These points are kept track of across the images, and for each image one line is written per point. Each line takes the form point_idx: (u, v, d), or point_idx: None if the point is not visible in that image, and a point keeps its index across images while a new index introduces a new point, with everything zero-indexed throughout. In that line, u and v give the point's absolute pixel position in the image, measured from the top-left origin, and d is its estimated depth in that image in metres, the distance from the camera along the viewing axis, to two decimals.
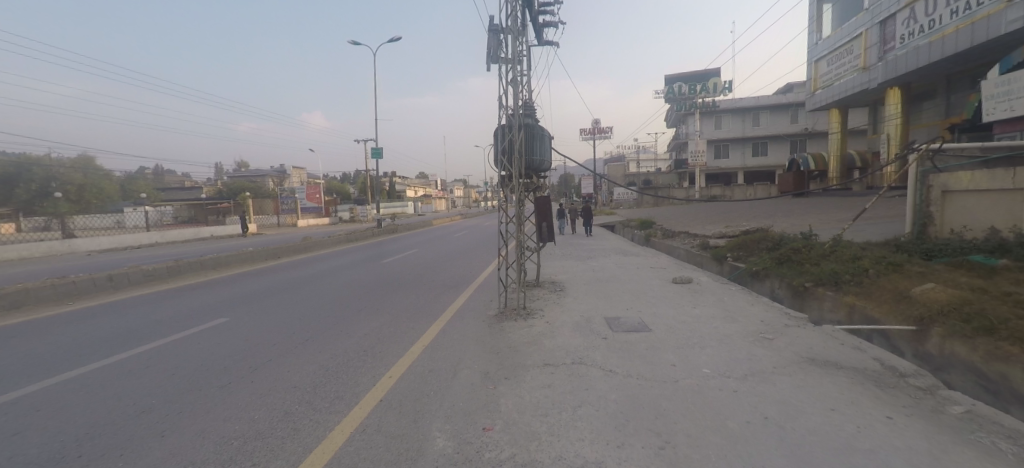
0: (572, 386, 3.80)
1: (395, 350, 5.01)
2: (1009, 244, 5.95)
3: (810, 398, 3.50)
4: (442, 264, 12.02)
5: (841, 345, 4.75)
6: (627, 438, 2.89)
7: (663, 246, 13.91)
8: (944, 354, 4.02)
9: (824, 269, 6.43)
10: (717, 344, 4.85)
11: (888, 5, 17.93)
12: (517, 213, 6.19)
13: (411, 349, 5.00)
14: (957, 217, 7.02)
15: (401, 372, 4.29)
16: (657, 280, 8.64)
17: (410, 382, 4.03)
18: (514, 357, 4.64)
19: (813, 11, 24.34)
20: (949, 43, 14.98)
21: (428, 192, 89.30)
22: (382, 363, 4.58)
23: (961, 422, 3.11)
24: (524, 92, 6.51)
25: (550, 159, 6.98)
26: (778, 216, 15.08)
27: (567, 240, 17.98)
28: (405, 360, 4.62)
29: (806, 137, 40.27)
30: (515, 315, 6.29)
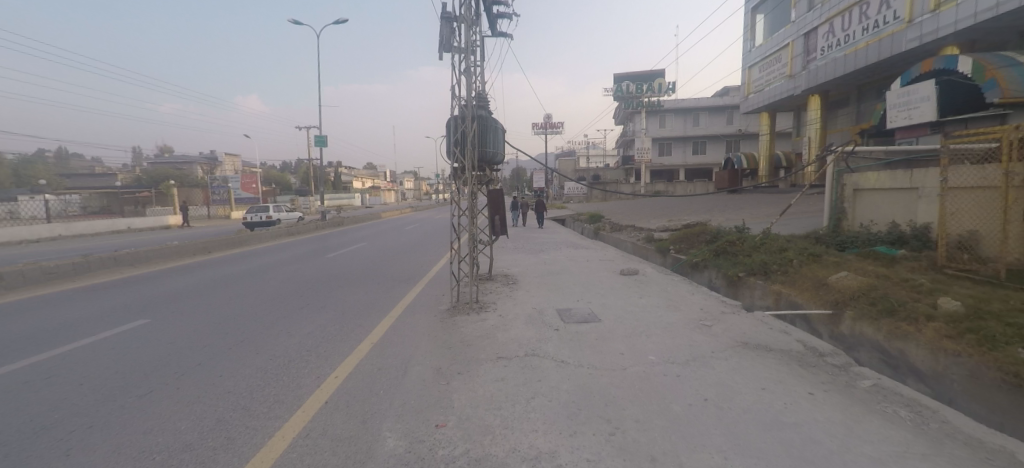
0: (524, 378, 3.85)
1: (341, 348, 4.82)
2: (905, 236, 6.78)
3: (744, 379, 3.78)
4: (390, 258, 11.68)
5: (768, 329, 5.18)
6: (579, 426, 2.97)
7: (611, 239, 14.41)
8: (854, 334, 4.49)
9: (755, 260, 6.99)
10: (662, 332, 5.11)
11: (810, 19, 19.59)
12: (470, 206, 6.14)
13: (360, 347, 4.82)
14: (867, 213, 7.88)
15: (348, 370, 4.14)
16: (607, 272, 8.93)
17: (360, 380, 3.90)
18: (467, 351, 4.62)
19: (747, 20, 26.08)
20: (860, 57, 16.64)
21: (374, 183, 86.28)
22: (327, 363, 4.38)
23: (868, 394, 3.50)
24: (478, 84, 6.45)
25: (502, 152, 6.98)
26: (715, 211, 16.12)
27: (520, 233, 18.12)
28: (353, 359, 4.46)
29: (739, 138, 43.17)
30: (468, 308, 6.28)
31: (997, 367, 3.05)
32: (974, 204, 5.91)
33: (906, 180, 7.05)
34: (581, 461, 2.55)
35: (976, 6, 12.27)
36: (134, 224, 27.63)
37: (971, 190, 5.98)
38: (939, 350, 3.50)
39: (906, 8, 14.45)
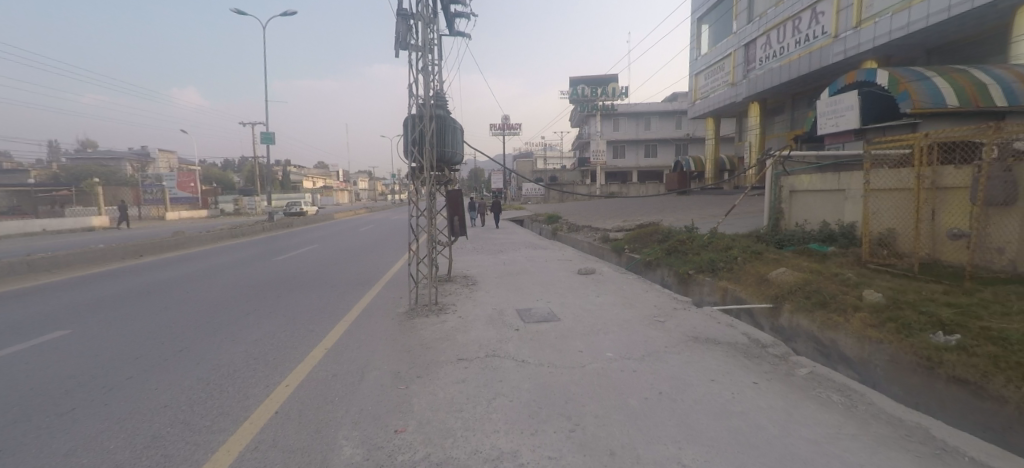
0: (485, 379, 3.84)
1: (293, 355, 4.60)
2: (833, 234, 7.37)
3: (696, 372, 3.97)
4: (343, 261, 11.29)
5: (716, 323, 5.47)
6: (541, 424, 3.01)
7: (568, 239, 14.67)
8: (791, 326, 4.83)
9: (704, 257, 7.36)
10: (618, 329, 5.27)
11: (749, 30, 20.87)
12: (429, 206, 6.05)
13: (313, 353, 4.63)
14: (801, 213, 8.50)
15: (300, 378, 3.97)
16: (565, 272, 9.07)
17: (313, 388, 3.75)
18: (426, 354, 4.55)
19: (693, 30, 27.37)
20: (794, 68, 17.90)
21: (326, 183, 83.10)
22: (277, 371, 4.18)
23: (804, 381, 3.78)
24: (436, 83, 6.37)
25: (460, 152, 6.93)
26: (666, 211, 16.80)
27: (479, 234, 18.07)
28: (305, 366, 4.28)
29: (687, 142, 45.19)
30: (427, 311, 6.18)
31: (912, 351, 3.40)
32: (892, 204, 6.53)
33: (834, 182, 7.67)
34: (543, 458, 2.58)
35: (891, 25, 13.54)
36: (50, 226, 25.06)
37: (888, 191, 6.60)
38: (864, 339, 3.84)
39: (833, 24, 15.70)
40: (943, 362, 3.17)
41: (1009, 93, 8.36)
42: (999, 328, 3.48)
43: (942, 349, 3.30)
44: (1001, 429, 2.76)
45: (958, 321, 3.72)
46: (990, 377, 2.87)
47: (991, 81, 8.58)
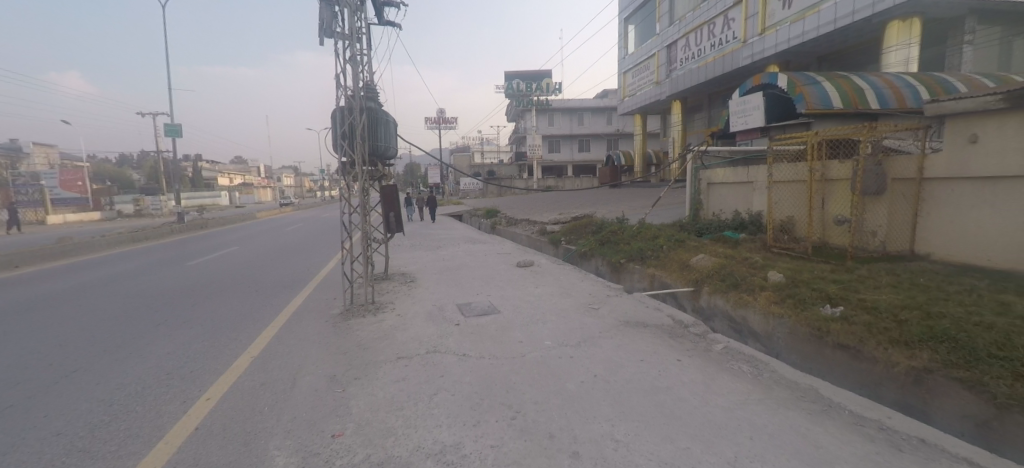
0: (426, 375, 3.84)
1: (214, 367, 4.29)
2: (744, 222, 8.14)
3: (627, 354, 4.24)
4: (267, 263, 10.62)
5: (645, 308, 5.85)
6: (482, 415, 3.08)
7: (507, 233, 14.86)
8: (710, 306, 5.29)
9: (634, 247, 7.81)
10: (557, 318, 5.47)
11: (671, 32, 22.18)
12: (362, 203, 5.87)
13: (237, 363, 4.35)
14: (718, 204, 9.27)
15: (223, 390, 3.72)
16: (505, 265, 9.20)
17: (239, 399, 3.54)
18: (363, 354, 4.46)
19: (621, 29, 28.53)
20: (710, 69, 19.30)
21: (246, 179, 76.98)
22: (196, 385, 3.88)
23: (720, 356, 4.18)
24: (365, 74, 6.16)
25: (394, 146, 6.77)
26: (599, 204, 17.53)
27: (416, 231, 17.72)
28: (230, 377, 4.01)
29: (618, 137, 47.27)
30: (363, 311, 6.02)
31: (806, 323, 3.88)
32: (791, 195, 7.34)
33: (744, 175, 8.46)
34: (485, 448, 2.65)
35: (789, 33, 15.03)
36: None
37: (787, 183, 7.41)
38: (769, 315, 4.31)
39: (742, 30, 17.11)
40: (830, 330, 3.66)
41: (881, 97, 9.66)
42: (871, 299, 4.08)
43: (830, 320, 3.80)
44: (874, 384, 3.25)
45: (841, 295, 4.30)
46: (865, 341, 3.38)
47: (867, 86, 9.85)
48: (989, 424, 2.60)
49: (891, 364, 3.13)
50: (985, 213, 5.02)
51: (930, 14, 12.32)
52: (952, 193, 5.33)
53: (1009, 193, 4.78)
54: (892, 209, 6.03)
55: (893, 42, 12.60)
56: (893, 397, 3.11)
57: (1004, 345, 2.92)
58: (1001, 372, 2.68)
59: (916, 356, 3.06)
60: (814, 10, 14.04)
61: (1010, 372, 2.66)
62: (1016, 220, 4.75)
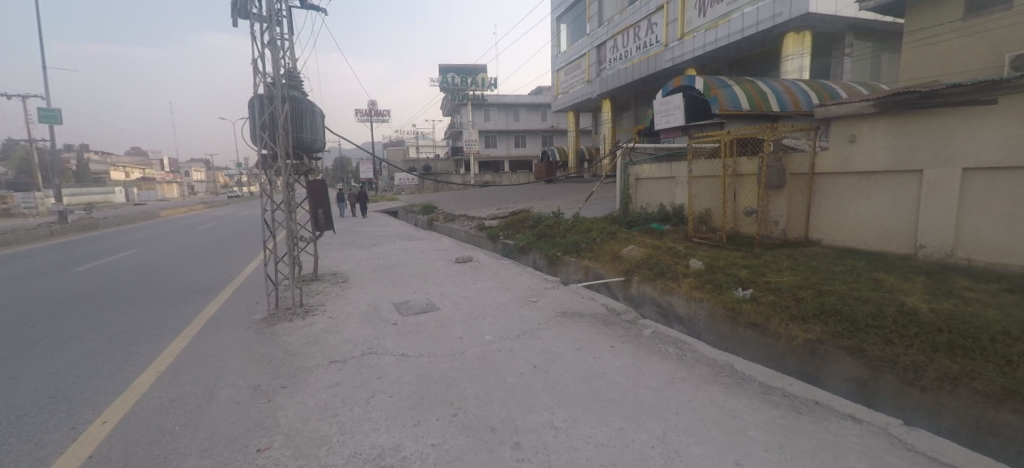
0: (362, 378, 3.75)
1: (113, 386, 3.87)
2: (668, 215, 8.73)
3: (564, 343, 4.42)
4: (175, 266, 9.67)
5: (580, 298, 6.10)
6: (422, 415, 3.07)
7: (444, 229, 14.70)
8: (639, 294, 5.63)
9: (569, 240, 8.09)
10: (496, 312, 5.55)
11: (600, 33, 23.04)
12: (287, 199, 5.54)
13: (143, 379, 3.96)
14: (645, 198, 9.83)
15: (125, 411, 3.37)
16: (442, 262, 9.11)
17: (147, 419, 3.23)
18: (292, 361, 4.24)
19: (553, 28, 29.18)
20: (636, 69, 20.31)
21: (149, 174, 69.18)
22: (93, 407, 3.48)
23: (649, 340, 4.48)
24: (287, 61, 5.81)
25: (322, 139, 6.46)
26: (536, 199, 17.89)
27: (348, 228, 17.00)
28: (135, 395, 3.65)
29: (552, 134, 48.33)
30: (291, 314, 5.71)
31: (722, 305, 4.28)
32: (709, 189, 7.99)
33: (668, 170, 9.04)
34: (426, 447, 2.66)
35: (704, 39, 16.20)
36: None
37: (705, 178, 8.05)
38: (691, 299, 4.68)
39: (664, 34, 18.18)
40: (742, 311, 4.06)
41: (780, 101, 10.78)
42: (774, 281, 4.57)
43: (741, 301, 4.21)
44: (778, 356, 3.67)
45: (750, 278, 4.78)
46: (770, 319, 3.80)
47: (770, 91, 10.91)
48: (866, 384, 3.04)
49: (791, 338, 3.55)
50: (863, 203, 5.80)
51: (820, 28, 13.89)
52: (838, 187, 6.09)
53: (881, 185, 5.57)
54: (791, 201, 6.76)
55: (789, 52, 14.03)
56: (793, 366, 3.54)
57: (877, 315, 3.43)
58: (875, 338, 3.15)
59: (811, 330, 3.50)
60: (725, 19, 15.28)
61: (882, 338, 3.13)
62: (886, 210, 5.54)
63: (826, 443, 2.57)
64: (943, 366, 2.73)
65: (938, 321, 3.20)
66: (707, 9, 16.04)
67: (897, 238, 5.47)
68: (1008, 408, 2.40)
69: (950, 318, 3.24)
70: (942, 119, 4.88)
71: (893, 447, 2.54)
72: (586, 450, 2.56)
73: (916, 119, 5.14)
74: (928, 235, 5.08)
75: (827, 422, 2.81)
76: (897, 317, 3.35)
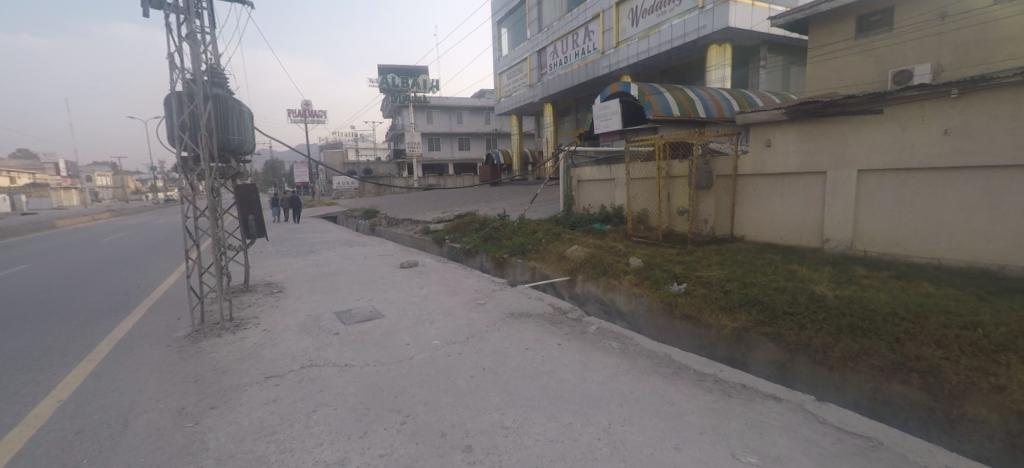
0: (302, 392, 3.58)
1: (2, 421, 3.41)
2: (609, 215, 9.09)
3: (512, 344, 4.47)
4: (78, 282, 8.66)
5: (528, 298, 6.19)
6: (369, 425, 2.99)
7: (388, 234, 14.34)
8: (584, 292, 5.82)
9: (515, 242, 8.19)
10: (443, 316, 5.50)
11: (541, 39, 23.54)
12: (212, 205, 5.16)
13: (40, 411, 3.52)
14: (587, 199, 10.15)
15: (18, 449, 2.98)
16: (387, 267, 8.89)
17: (45, 456, 2.88)
18: (221, 379, 3.96)
19: (494, 32, 29.42)
20: (575, 75, 20.91)
21: (43, 180, 61.36)
22: None
23: (594, 336, 4.65)
24: (209, 56, 5.42)
25: (250, 140, 6.09)
26: (481, 202, 17.90)
27: (282, 235, 16.06)
28: (30, 429, 3.23)
29: (496, 137, 48.65)
30: (219, 329, 5.31)
31: (659, 299, 4.53)
32: (646, 190, 8.41)
33: (608, 172, 9.40)
34: (373, 459, 2.60)
35: (637, 48, 17.00)
36: None
37: (641, 180, 8.47)
38: (631, 295, 4.92)
39: (600, 41, 18.90)
40: (677, 304, 4.33)
41: (706, 108, 11.58)
42: (704, 275, 4.92)
43: (676, 295, 4.49)
44: (709, 345, 3.95)
45: (684, 273, 5.11)
46: (702, 311, 4.08)
47: (697, 98, 11.65)
48: (785, 366, 3.36)
49: (721, 327, 3.83)
50: (779, 202, 6.37)
51: (739, 42, 15.11)
52: (757, 187, 6.65)
53: (794, 185, 6.14)
54: (718, 200, 7.28)
55: (713, 62, 15.11)
56: (723, 353, 3.82)
57: (792, 303, 3.79)
58: (791, 324, 3.49)
59: (737, 319, 3.80)
60: (656, 30, 16.16)
61: (796, 324, 3.47)
62: (798, 208, 6.12)
63: (752, 422, 2.80)
64: (846, 346, 3.08)
65: (840, 306, 3.60)
66: (639, 20, 16.91)
67: (807, 233, 6.06)
68: (898, 380, 2.75)
69: (849, 302, 3.66)
70: (842, 126, 5.49)
71: (807, 421, 2.82)
72: (537, 447, 2.62)
73: (820, 125, 5.73)
74: (833, 230, 5.68)
75: (753, 403, 3.07)
76: (808, 304, 3.72)
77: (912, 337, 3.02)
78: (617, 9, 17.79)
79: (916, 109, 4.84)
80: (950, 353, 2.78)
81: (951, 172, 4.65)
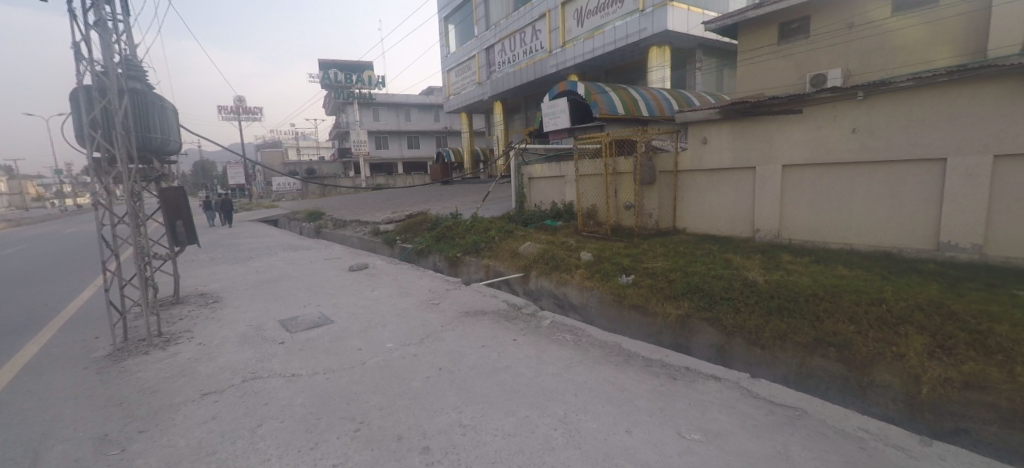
0: (245, 407, 3.41)
1: None
2: (560, 211, 9.30)
3: (469, 342, 4.49)
4: None
5: (482, 296, 6.22)
6: (320, 435, 2.92)
7: (335, 236, 13.84)
8: (537, 287, 5.95)
9: (468, 240, 8.18)
10: (396, 319, 5.42)
11: (489, 37, 23.56)
12: (131, 211, 4.75)
13: None
14: (538, 196, 10.32)
15: None
16: (335, 271, 8.60)
17: None
18: (150, 400, 3.68)
19: (441, 29, 29.11)
20: (524, 73, 21.11)
21: None
22: None
23: (548, 330, 4.77)
24: (123, 46, 4.99)
25: (174, 138, 5.66)
26: (433, 201, 17.69)
27: (217, 240, 15.04)
28: None
29: (446, 134, 48.16)
30: (145, 347, 4.93)
31: (609, 291, 4.72)
32: (594, 186, 8.67)
33: (558, 170, 9.59)
34: None
35: (583, 48, 17.43)
36: None
37: (590, 176, 8.71)
38: (584, 289, 5.07)
39: (547, 41, 19.20)
40: (626, 295, 4.53)
41: (648, 107, 12.09)
42: (650, 266, 5.18)
43: (625, 287, 4.69)
44: (656, 333, 4.17)
45: (631, 265, 5.35)
46: (648, 301, 4.30)
47: (640, 98, 12.12)
48: (723, 348, 3.62)
49: (666, 315, 4.06)
50: (715, 196, 6.79)
51: (677, 44, 15.88)
52: (696, 182, 7.06)
53: (728, 180, 6.58)
54: (660, 195, 7.64)
55: (653, 64, 15.79)
56: (669, 340, 4.04)
57: (728, 289, 4.08)
58: (728, 308, 3.76)
59: (680, 307, 4.04)
60: (600, 31, 16.65)
61: (732, 308, 3.75)
62: (732, 201, 6.56)
63: (695, 401, 3.01)
64: (775, 326, 3.37)
65: (769, 289, 3.92)
66: (584, 20, 17.35)
67: (740, 224, 6.51)
68: (819, 354, 3.05)
69: (777, 286, 3.99)
70: (768, 124, 5.94)
71: (744, 397, 3.06)
72: (495, 443, 2.66)
73: (749, 124, 6.16)
74: (762, 221, 6.14)
75: (695, 383, 3.29)
76: (742, 289, 4.02)
77: (830, 314, 3.36)
78: (562, 10, 18.15)
79: (829, 109, 5.34)
80: (860, 327, 3.12)
81: (860, 166, 5.18)
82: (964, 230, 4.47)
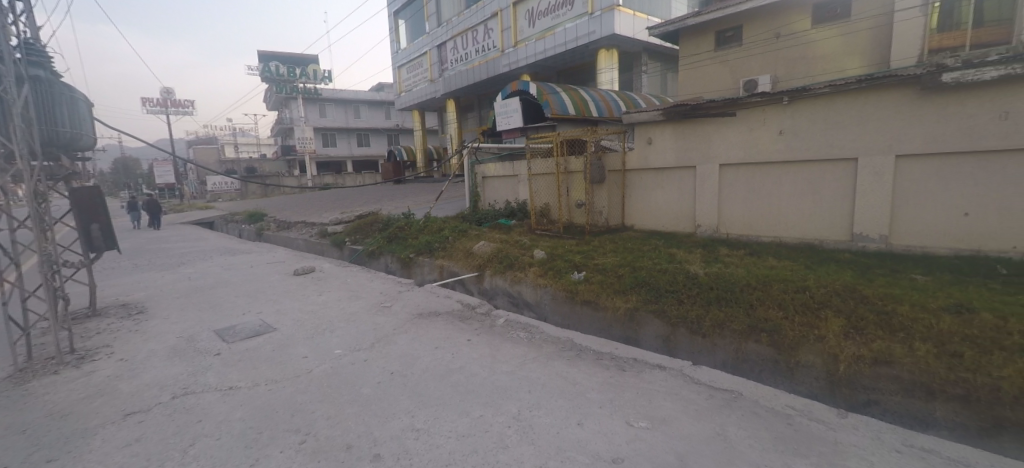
0: (175, 426, 3.19)
1: None
2: (513, 210, 9.36)
3: (422, 344, 4.44)
4: None
5: (437, 297, 6.15)
6: (262, 450, 2.78)
7: (279, 239, 13.17)
8: (492, 286, 5.96)
9: (421, 241, 8.06)
10: (345, 323, 5.25)
11: (440, 34, 23.29)
12: (35, 215, 4.26)
13: None
14: (492, 196, 10.33)
15: None
16: (278, 275, 8.19)
17: None
18: (62, 425, 3.35)
19: (391, 24, 28.45)
20: (476, 72, 21.05)
21: None
22: None
23: (503, 328, 4.80)
24: (22, 29, 4.50)
25: (86, 133, 5.15)
26: (384, 201, 17.24)
27: (144, 245, 13.86)
28: None
29: (398, 132, 47.08)
30: (55, 365, 4.47)
31: (562, 288, 4.82)
32: (547, 185, 8.79)
33: (511, 169, 9.64)
34: None
35: (534, 49, 17.62)
36: None
37: (542, 175, 8.83)
38: (538, 286, 5.15)
39: (500, 40, 19.25)
40: (578, 291, 4.65)
41: (598, 108, 12.43)
42: (600, 262, 5.35)
43: (577, 283, 4.81)
44: (606, 327, 4.30)
45: (582, 262, 5.49)
46: (599, 296, 4.44)
47: (590, 99, 12.44)
48: (668, 338, 3.80)
49: (615, 309, 4.21)
50: (660, 194, 7.10)
51: (624, 48, 16.42)
52: (643, 181, 7.34)
53: (672, 179, 6.90)
54: (610, 193, 7.87)
55: (602, 66, 16.24)
56: (618, 332, 4.19)
57: (672, 282, 4.29)
58: (672, 301, 3.96)
59: (628, 300, 4.21)
60: (552, 32, 16.91)
61: (676, 301, 3.95)
62: (676, 198, 6.88)
63: (642, 391, 3.14)
64: (714, 316, 3.59)
65: (708, 281, 4.16)
66: (536, 21, 17.55)
67: (683, 220, 6.84)
68: (752, 339, 3.28)
69: (716, 278, 4.25)
70: (707, 126, 6.28)
71: (686, 383, 3.24)
72: (448, 445, 2.65)
73: (690, 125, 6.49)
74: (703, 217, 6.49)
75: (643, 373, 3.44)
76: (684, 282, 4.24)
77: (762, 302, 3.62)
78: (514, 10, 18.26)
79: (760, 112, 5.73)
80: (787, 313, 3.39)
81: (787, 166, 5.59)
82: (874, 223, 4.95)
